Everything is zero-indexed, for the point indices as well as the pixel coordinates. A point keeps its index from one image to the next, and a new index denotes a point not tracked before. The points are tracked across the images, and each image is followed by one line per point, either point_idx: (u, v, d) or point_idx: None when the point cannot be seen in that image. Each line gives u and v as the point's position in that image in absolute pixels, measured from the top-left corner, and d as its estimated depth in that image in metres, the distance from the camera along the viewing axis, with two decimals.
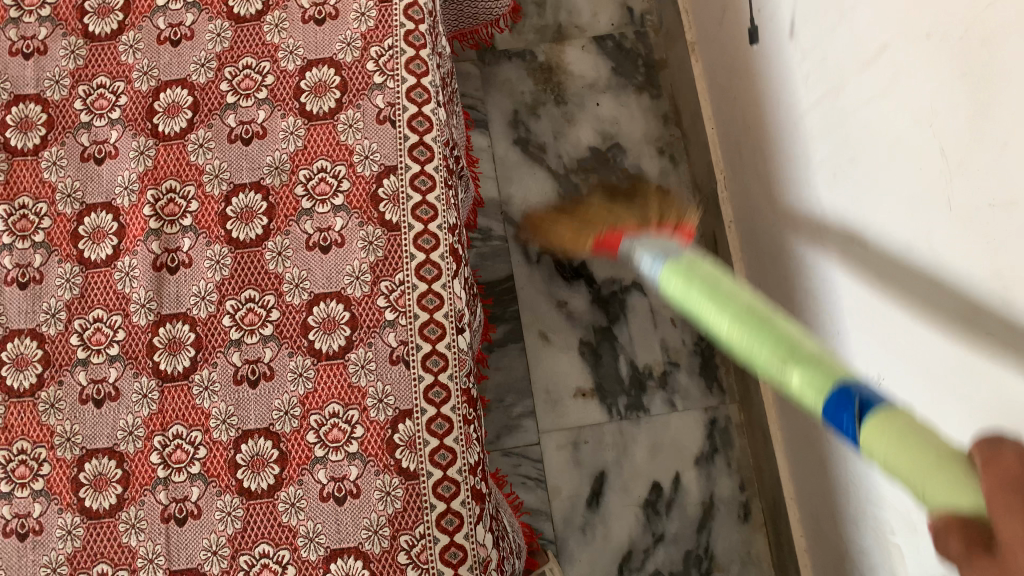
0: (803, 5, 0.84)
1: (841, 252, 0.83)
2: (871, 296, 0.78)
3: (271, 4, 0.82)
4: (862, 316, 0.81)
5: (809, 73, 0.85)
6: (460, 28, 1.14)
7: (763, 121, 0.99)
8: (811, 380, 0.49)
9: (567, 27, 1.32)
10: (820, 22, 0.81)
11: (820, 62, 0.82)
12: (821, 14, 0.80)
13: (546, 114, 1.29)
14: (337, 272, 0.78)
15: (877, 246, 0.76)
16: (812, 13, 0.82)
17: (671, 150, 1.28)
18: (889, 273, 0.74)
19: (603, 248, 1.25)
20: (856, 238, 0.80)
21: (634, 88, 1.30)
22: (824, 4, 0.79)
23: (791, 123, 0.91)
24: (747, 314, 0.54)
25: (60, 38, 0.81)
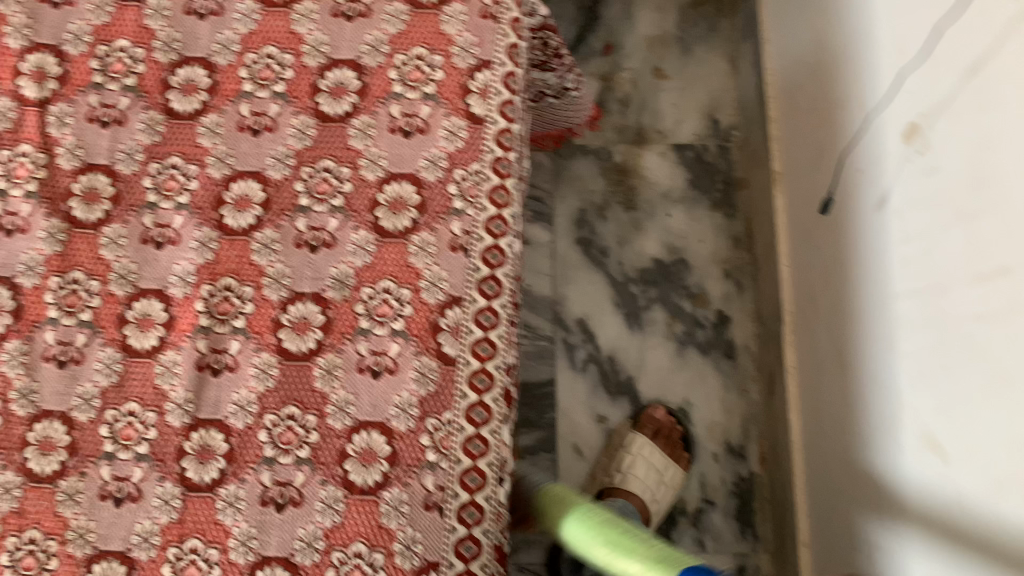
0: (913, 188, 0.80)
1: (918, 455, 0.78)
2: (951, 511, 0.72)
3: (360, 108, 0.78)
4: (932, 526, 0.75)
5: (910, 258, 0.80)
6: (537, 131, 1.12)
7: (846, 284, 0.94)
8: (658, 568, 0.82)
9: (648, 130, 1.27)
10: (932, 214, 0.76)
11: (923, 253, 0.78)
12: (932, 206, 0.76)
13: (613, 218, 1.25)
14: (385, 401, 0.74)
15: (962, 468, 0.71)
16: (921, 201, 0.78)
17: (738, 274, 1.23)
18: (971, 504, 0.69)
19: (654, 367, 1.20)
20: (937, 448, 0.75)
21: (709, 204, 1.25)
22: (937, 197, 0.75)
23: (879, 299, 0.86)
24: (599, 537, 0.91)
25: (140, 111, 0.78)
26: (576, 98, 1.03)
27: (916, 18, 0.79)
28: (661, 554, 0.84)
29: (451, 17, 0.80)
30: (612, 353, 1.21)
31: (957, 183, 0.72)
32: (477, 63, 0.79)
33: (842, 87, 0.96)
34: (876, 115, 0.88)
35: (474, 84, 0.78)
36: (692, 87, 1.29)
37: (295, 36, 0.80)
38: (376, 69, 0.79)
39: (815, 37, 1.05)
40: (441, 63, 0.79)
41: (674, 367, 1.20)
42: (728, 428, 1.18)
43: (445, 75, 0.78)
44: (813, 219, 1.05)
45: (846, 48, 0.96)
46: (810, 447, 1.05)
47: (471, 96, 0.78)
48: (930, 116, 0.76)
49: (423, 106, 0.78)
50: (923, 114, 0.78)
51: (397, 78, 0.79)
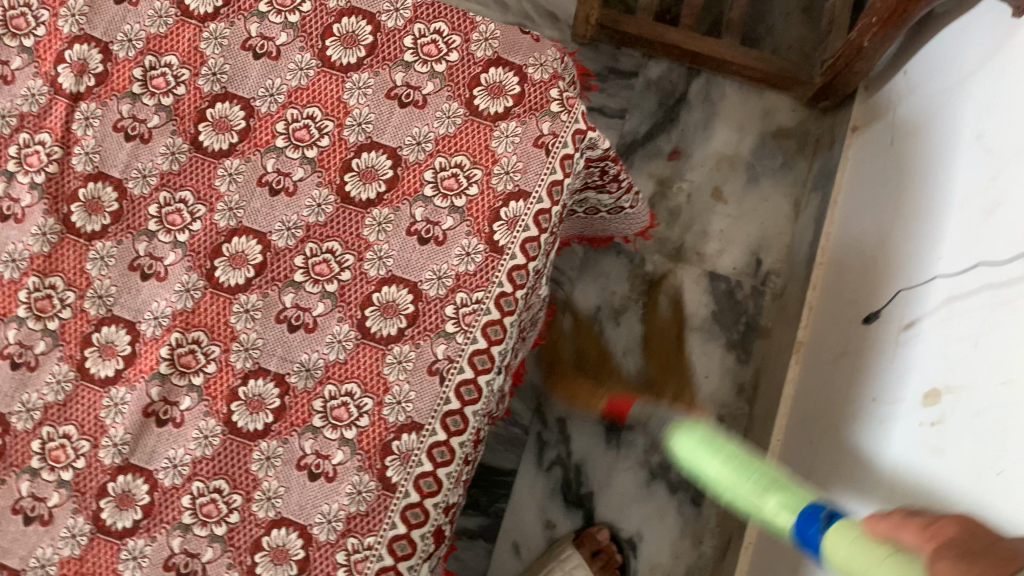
0: (915, 457, 0.74)
1: None
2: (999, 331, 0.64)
3: (384, 199, 0.76)
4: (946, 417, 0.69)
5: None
6: (585, 231, 1.08)
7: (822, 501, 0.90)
8: (787, 507, 0.66)
9: (689, 249, 1.24)
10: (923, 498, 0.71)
11: None
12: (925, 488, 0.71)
13: (625, 325, 1.22)
14: (313, 505, 0.71)
15: None
16: (916, 473, 0.74)
17: (730, 422, 1.19)
18: None
19: (618, 490, 1.17)
20: None
21: (725, 342, 1.21)
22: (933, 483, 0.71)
23: None
24: (741, 468, 0.71)
25: (167, 134, 0.76)
26: (631, 215, 0.99)
27: (975, 286, 0.73)
28: (780, 484, 0.68)
29: (502, 135, 0.76)
30: (580, 463, 1.18)
31: (955, 485, 0.67)
32: (513, 190, 0.76)
33: (884, 301, 0.91)
34: (906, 353, 0.82)
35: (504, 211, 0.76)
36: (745, 218, 1.24)
37: (342, 105, 0.77)
38: (412, 166, 0.76)
39: (880, 230, 0.98)
40: (479, 179, 0.76)
41: (638, 495, 1.17)
42: (670, 573, 1.15)
43: (479, 193, 0.76)
44: (815, 413, 1.00)
45: (903, 264, 0.90)
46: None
47: (497, 223, 0.75)
48: (957, 395, 0.70)
49: (446, 218, 0.76)
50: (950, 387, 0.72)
51: (430, 181, 0.76)
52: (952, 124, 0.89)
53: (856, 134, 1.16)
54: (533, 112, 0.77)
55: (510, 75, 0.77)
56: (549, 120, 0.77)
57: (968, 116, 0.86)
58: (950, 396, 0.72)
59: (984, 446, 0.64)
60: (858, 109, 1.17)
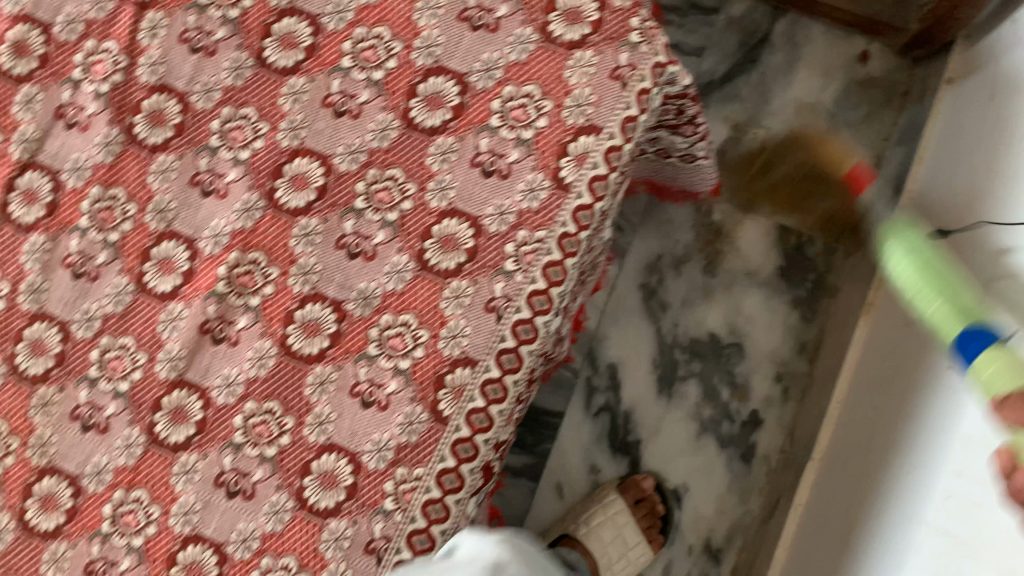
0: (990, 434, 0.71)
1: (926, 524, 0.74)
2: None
3: (450, 127, 0.73)
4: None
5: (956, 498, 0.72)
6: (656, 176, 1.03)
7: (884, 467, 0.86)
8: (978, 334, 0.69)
9: (759, 200, 1.19)
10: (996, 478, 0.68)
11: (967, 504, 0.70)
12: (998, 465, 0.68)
13: (686, 275, 1.19)
14: (364, 433, 0.71)
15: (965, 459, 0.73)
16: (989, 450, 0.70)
17: (788, 381, 1.15)
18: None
19: (666, 440, 1.16)
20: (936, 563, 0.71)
21: (789, 298, 1.17)
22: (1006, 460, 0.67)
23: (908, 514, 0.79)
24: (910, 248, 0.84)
25: (233, 48, 0.74)
26: (703, 165, 0.92)
27: None
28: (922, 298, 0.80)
29: (576, 65, 0.73)
30: (630, 410, 1.16)
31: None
32: (585, 124, 0.72)
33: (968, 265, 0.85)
34: None
35: (573, 147, 0.72)
36: None
37: (412, 26, 0.74)
38: (480, 94, 0.73)
39: (970, 191, 0.92)
40: (549, 111, 0.73)
41: (687, 448, 1.15)
42: (714, 527, 1.13)
43: (548, 126, 0.72)
44: (881, 379, 0.96)
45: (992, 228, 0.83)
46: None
47: (565, 158, 0.72)
48: None
49: (513, 150, 0.73)
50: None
51: (498, 111, 0.73)
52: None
53: (951, 87, 1.08)
54: (611, 42, 0.73)
55: (589, 1, 0.73)
56: (628, 52, 0.72)
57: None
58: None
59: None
60: (957, 60, 1.08)
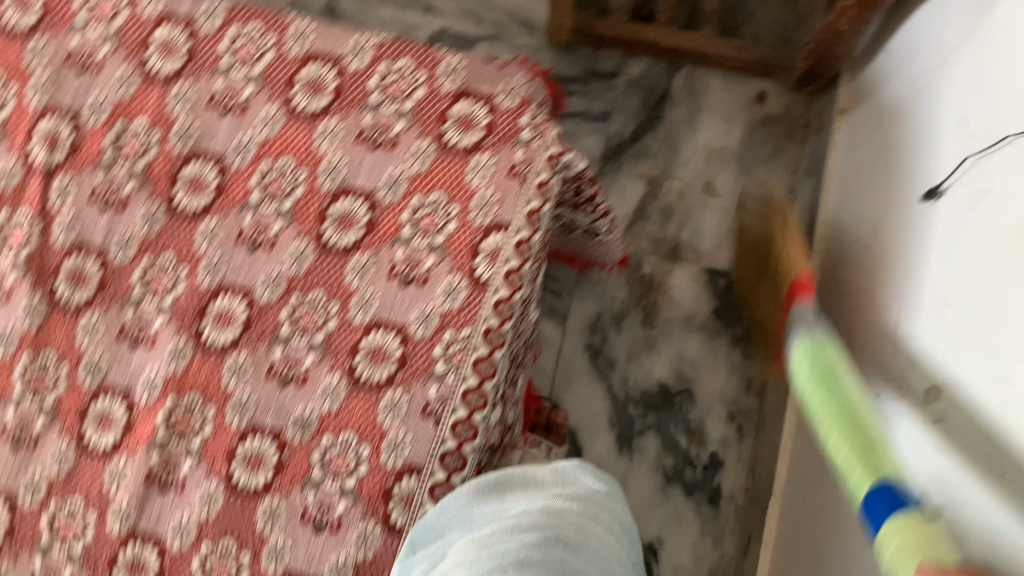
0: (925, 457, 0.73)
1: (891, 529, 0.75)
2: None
3: (364, 244, 0.75)
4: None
5: None
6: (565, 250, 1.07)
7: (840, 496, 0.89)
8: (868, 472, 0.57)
9: (684, 247, 1.23)
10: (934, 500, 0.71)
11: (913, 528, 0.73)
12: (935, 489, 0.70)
13: (627, 330, 1.22)
14: (321, 557, 0.71)
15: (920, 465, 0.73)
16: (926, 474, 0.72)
17: (741, 419, 1.18)
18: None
19: (634, 495, 1.17)
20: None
21: (729, 337, 1.20)
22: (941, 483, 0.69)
23: None
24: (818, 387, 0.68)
25: (143, 199, 0.76)
26: (605, 241, 0.97)
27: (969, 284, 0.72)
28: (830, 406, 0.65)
29: (476, 168, 0.76)
30: (594, 471, 1.18)
31: (960, 486, 0.66)
32: (492, 222, 0.75)
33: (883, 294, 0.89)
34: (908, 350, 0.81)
35: (484, 245, 0.75)
36: (739, 211, 1.23)
37: (313, 154, 0.76)
38: (389, 208, 0.76)
39: (873, 221, 0.97)
40: (457, 214, 0.75)
41: (655, 499, 1.17)
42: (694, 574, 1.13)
43: (457, 229, 0.75)
44: None
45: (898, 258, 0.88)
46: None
47: (479, 257, 0.75)
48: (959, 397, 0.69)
49: (428, 256, 0.75)
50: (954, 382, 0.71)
51: (408, 221, 0.75)
52: (934, 107, 0.88)
53: (844, 117, 1.14)
54: (505, 141, 0.77)
55: (478, 106, 0.77)
56: (521, 149, 0.76)
57: (949, 99, 0.84)
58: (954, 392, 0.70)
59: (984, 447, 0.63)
60: (844, 91, 1.15)
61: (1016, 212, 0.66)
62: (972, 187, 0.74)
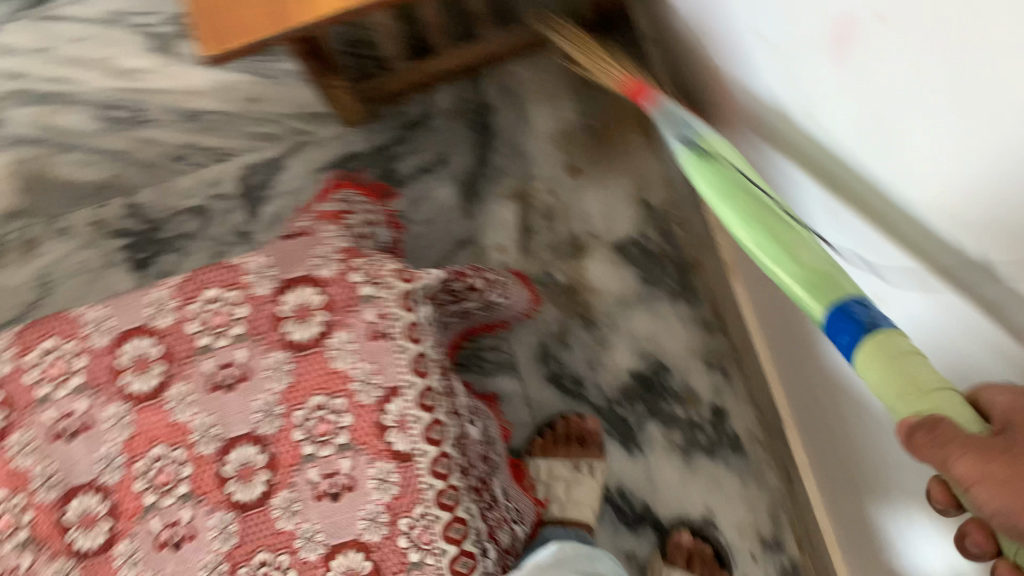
0: None
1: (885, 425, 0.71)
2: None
3: (277, 483, 0.70)
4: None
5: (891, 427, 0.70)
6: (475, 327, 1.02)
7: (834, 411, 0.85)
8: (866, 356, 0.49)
9: (583, 237, 1.19)
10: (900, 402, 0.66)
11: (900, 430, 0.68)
12: None
13: (576, 342, 1.17)
14: None
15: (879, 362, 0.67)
16: None
17: (720, 361, 1.16)
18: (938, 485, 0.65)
19: (667, 485, 1.14)
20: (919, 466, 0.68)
21: (667, 295, 1.18)
22: None
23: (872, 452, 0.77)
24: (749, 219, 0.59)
25: (46, 564, 0.69)
26: (504, 304, 0.93)
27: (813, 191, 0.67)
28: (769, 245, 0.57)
29: (339, 351, 0.71)
30: (620, 485, 1.15)
31: None
32: (383, 392, 0.71)
33: None
34: None
35: (388, 417, 0.70)
36: (613, 178, 1.20)
37: (177, 427, 0.70)
38: (279, 436, 0.70)
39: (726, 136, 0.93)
40: (346, 404, 0.70)
41: (686, 476, 1.14)
42: (758, 522, 1.11)
43: (355, 417, 0.70)
44: (782, 324, 0.96)
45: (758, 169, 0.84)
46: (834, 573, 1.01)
47: (389, 432, 0.70)
48: None
49: (342, 460, 0.70)
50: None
51: (304, 437, 0.70)
52: (717, 13, 0.83)
53: (657, 47, 1.12)
54: (351, 312, 0.73)
55: (308, 292, 0.73)
56: (369, 308, 0.73)
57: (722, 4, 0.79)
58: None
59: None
60: (645, 26, 1.13)
61: (820, 110, 0.61)
62: (794, 92, 0.66)
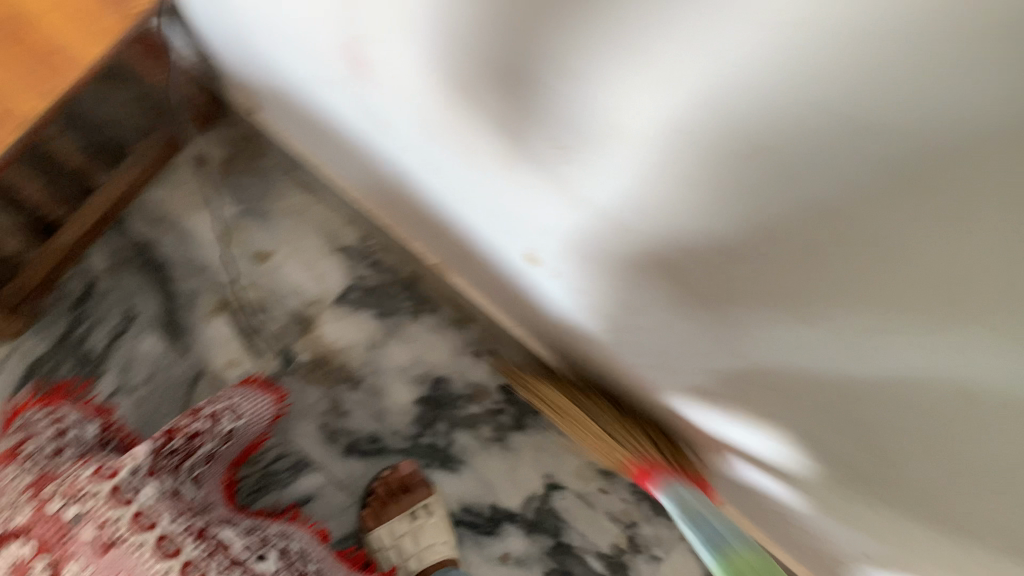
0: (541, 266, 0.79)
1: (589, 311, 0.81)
2: (577, 118, 0.49)
3: None
4: (667, 166, 0.47)
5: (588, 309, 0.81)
6: (235, 459, 0.98)
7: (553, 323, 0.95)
8: None
9: (303, 309, 1.16)
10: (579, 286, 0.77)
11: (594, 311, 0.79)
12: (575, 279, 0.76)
13: (352, 404, 1.14)
14: None
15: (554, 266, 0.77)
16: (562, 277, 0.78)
17: (485, 345, 1.19)
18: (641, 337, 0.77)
19: (501, 476, 1.17)
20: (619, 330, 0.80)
21: (408, 314, 1.17)
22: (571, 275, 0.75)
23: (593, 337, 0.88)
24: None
25: None
26: (240, 426, 0.91)
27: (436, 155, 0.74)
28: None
29: None
30: (464, 503, 1.16)
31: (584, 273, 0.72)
32: None
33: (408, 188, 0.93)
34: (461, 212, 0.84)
35: None
36: (299, 241, 1.17)
37: None
38: None
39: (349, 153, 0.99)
40: None
41: (513, 460, 1.18)
42: (589, 460, 1.19)
43: None
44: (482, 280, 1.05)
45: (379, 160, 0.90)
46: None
47: None
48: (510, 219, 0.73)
49: None
50: (527, 223, 0.72)
51: None
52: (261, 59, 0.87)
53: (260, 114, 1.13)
54: (66, 543, 0.71)
55: (18, 547, 0.71)
56: (82, 526, 0.71)
57: (259, 45, 0.82)
58: (547, 262, 0.77)
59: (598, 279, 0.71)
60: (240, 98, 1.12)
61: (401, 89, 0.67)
62: (368, 93, 0.72)
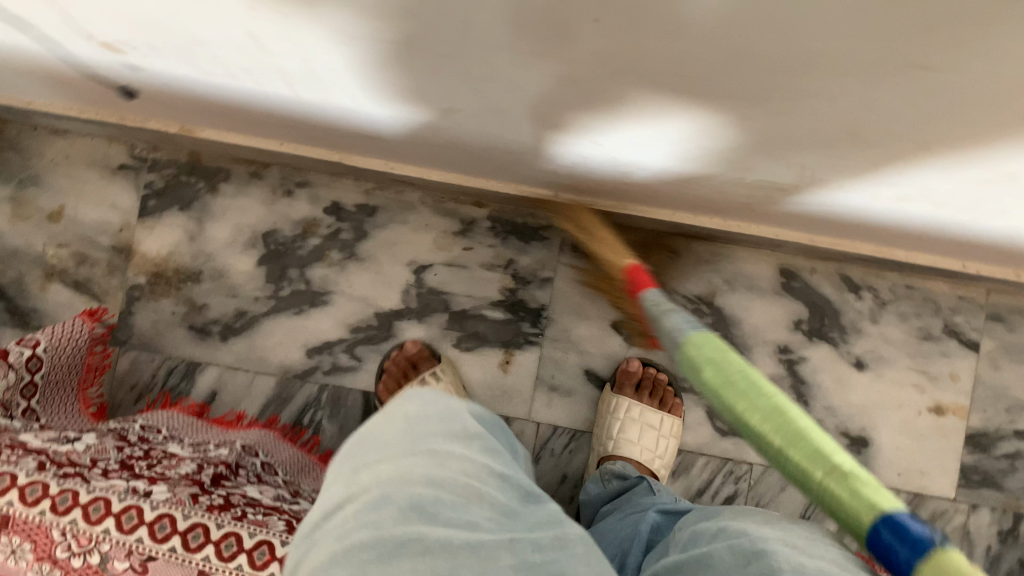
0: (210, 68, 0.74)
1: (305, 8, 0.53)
2: None
3: None
4: None
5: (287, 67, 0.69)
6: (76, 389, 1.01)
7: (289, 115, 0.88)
8: None
9: (117, 239, 1.17)
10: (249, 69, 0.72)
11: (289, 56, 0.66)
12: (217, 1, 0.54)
13: (204, 296, 1.17)
14: None
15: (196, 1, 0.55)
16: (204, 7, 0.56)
17: (290, 181, 1.17)
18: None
19: (369, 286, 1.17)
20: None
21: (207, 193, 1.17)
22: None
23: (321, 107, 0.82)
24: None
25: None
26: (46, 352, 0.93)
27: None
28: None
29: None
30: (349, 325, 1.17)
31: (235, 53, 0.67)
32: None
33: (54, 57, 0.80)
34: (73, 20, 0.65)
35: None
36: (79, 183, 1.18)
37: None
38: None
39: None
40: None
41: (371, 266, 1.17)
42: (439, 228, 1.17)
43: None
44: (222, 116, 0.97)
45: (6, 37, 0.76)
46: (532, 176, 1.02)
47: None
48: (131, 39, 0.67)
49: None
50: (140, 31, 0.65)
51: None
52: None
53: None
54: None
55: None
56: None
57: None
58: (206, 39, 0.63)
59: (285, 61, 0.67)
60: None
61: None
62: None
